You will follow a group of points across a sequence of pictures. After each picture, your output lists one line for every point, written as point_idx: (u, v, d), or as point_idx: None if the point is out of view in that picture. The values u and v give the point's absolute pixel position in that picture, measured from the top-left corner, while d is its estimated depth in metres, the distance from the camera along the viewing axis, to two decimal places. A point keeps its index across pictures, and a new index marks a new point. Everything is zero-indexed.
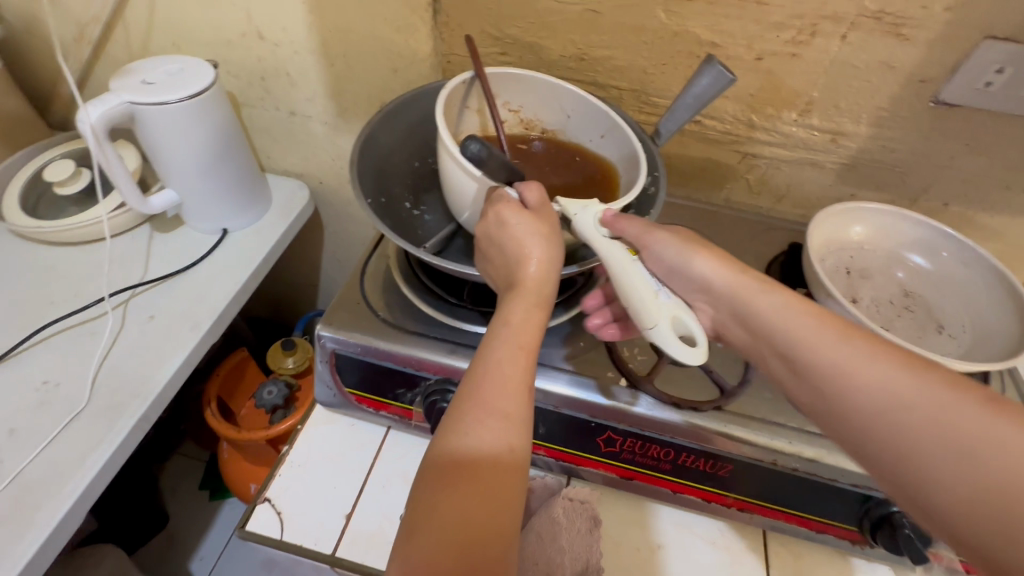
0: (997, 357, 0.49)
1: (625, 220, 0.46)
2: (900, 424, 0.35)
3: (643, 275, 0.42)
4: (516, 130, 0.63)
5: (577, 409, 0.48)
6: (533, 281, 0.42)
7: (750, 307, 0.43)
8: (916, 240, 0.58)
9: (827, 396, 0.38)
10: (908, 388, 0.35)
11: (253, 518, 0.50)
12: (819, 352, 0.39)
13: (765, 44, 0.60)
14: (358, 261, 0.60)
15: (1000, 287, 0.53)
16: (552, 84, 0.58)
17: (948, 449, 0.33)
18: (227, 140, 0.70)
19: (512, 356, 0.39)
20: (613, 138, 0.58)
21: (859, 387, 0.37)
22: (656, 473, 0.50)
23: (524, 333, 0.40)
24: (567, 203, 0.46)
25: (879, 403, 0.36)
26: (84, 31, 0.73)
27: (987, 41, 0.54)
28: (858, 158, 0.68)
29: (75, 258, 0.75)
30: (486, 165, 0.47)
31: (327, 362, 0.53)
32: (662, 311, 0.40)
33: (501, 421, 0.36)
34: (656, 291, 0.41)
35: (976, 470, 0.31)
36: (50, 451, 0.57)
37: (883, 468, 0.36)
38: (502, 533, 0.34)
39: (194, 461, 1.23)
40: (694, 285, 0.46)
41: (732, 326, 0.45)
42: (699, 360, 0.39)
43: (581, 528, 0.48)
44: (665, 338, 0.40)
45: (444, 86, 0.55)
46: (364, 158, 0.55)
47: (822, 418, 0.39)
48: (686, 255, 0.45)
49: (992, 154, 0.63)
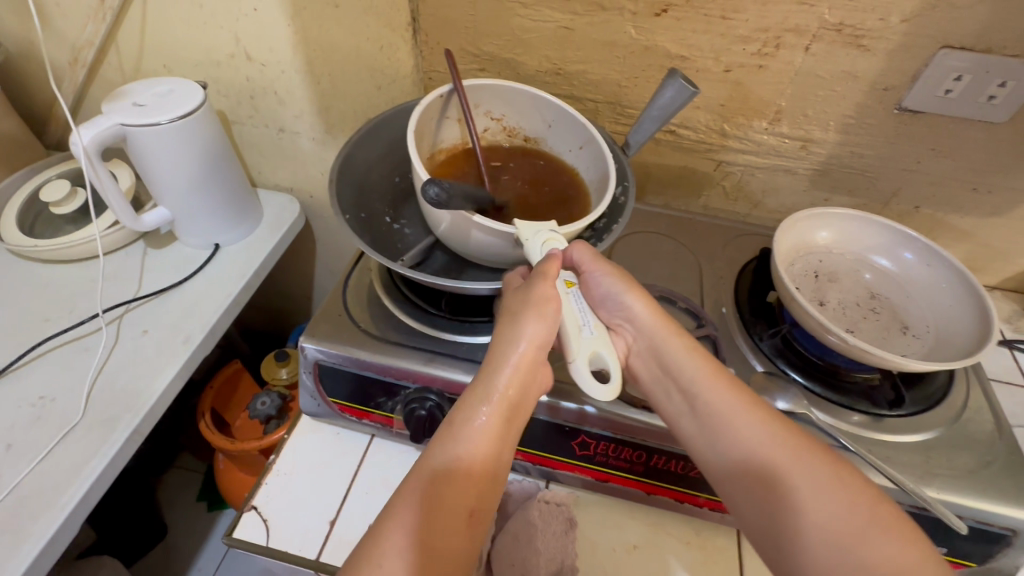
0: (959, 357, 0.50)
1: (579, 246, 0.49)
2: (768, 467, 0.41)
3: (575, 309, 0.45)
4: (498, 137, 0.65)
5: (545, 412, 0.50)
6: (509, 391, 0.43)
7: (664, 347, 0.47)
8: (880, 244, 0.60)
9: (710, 437, 0.44)
10: (769, 436, 0.42)
11: (240, 526, 0.51)
12: (711, 401, 0.44)
13: (732, 57, 0.62)
14: (342, 273, 0.62)
15: (963, 288, 0.54)
16: (531, 93, 0.60)
17: (796, 491, 0.39)
18: (216, 157, 0.72)
19: (462, 471, 0.41)
20: (590, 150, 0.60)
21: (735, 430, 0.43)
22: (631, 475, 0.51)
23: (485, 450, 0.41)
24: (523, 227, 0.49)
25: (752, 448, 0.42)
26: (78, 55, 0.75)
27: (944, 50, 0.56)
28: (828, 163, 0.70)
29: (72, 276, 0.77)
30: (448, 205, 0.47)
31: (311, 373, 0.55)
32: (581, 345, 0.43)
33: (441, 539, 0.38)
34: (581, 327, 0.44)
35: (818, 510, 0.38)
36: (45, 465, 0.59)
37: (746, 504, 0.41)
38: (474, 537, 0.40)
39: (193, 472, 1.24)
40: (619, 315, 0.49)
41: (643, 361, 0.48)
42: (606, 396, 0.41)
43: (556, 530, 0.51)
44: (579, 371, 0.43)
45: (421, 101, 0.56)
46: (343, 175, 0.57)
47: (706, 458, 0.44)
48: (621, 291, 0.48)
49: (957, 157, 0.65)
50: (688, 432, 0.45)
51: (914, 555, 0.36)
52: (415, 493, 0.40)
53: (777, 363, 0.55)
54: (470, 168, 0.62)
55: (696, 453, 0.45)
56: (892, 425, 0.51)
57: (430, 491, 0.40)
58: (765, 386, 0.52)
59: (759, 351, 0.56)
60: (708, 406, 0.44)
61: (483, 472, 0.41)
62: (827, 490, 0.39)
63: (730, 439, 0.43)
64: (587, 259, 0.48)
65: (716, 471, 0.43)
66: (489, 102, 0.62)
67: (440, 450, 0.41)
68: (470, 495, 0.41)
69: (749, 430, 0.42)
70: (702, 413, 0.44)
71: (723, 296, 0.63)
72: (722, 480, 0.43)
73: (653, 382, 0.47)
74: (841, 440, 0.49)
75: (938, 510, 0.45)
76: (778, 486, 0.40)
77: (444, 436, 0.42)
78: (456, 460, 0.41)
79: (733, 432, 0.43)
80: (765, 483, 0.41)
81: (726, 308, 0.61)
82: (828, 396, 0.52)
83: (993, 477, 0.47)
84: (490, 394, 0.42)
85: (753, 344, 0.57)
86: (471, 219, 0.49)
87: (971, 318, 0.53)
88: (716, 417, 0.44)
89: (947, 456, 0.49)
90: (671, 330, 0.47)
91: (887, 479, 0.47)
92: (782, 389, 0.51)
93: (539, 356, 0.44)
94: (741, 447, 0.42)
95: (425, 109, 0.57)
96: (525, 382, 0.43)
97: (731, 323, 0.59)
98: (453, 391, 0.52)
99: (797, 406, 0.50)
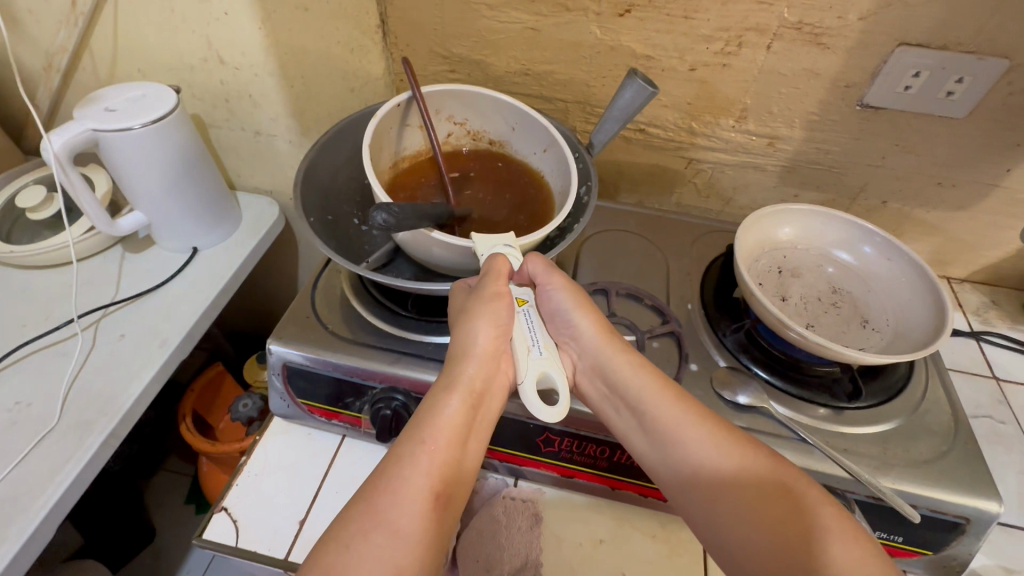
0: (913, 349, 0.51)
1: (534, 258, 0.50)
2: (718, 477, 0.42)
3: (524, 329, 0.45)
4: (462, 141, 0.66)
5: (514, 410, 0.50)
6: (472, 379, 0.45)
7: (608, 364, 0.48)
8: (842, 238, 0.61)
9: (663, 453, 0.44)
10: (718, 450, 0.43)
11: (209, 527, 0.52)
12: (659, 416, 0.45)
13: (697, 56, 0.63)
14: (312, 274, 0.63)
15: (920, 281, 0.55)
16: (493, 97, 0.61)
17: (746, 504, 0.41)
18: (190, 161, 0.72)
19: (431, 456, 0.42)
20: (553, 153, 0.61)
21: (685, 448, 0.44)
22: (595, 470, 0.52)
23: (447, 446, 0.42)
24: (479, 241, 0.50)
25: (702, 461, 0.43)
26: (53, 60, 0.72)
27: (901, 47, 0.57)
28: (795, 160, 0.70)
29: (48, 281, 0.77)
30: (399, 228, 0.48)
31: (280, 376, 0.56)
32: (529, 366, 0.43)
33: (410, 522, 0.39)
34: (530, 347, 0.44)
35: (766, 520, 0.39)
36: (18, 471, 0.58)
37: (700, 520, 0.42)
38: (442, 533, 0.40)
39: (181, 475, 1.25)
40: (567, 332, 0.51)
41: (589, 379, 0.49)
42: (552, 418, 0.41)
43: (522, 526, 0.52)
44: (527, 392, 0.43)
45: (377, 113, 0.58)
46: (309, 180, 0.58)
47: (661, 473, 0.45)
48: (570, 308, 0.50)
49: (920, 152, 0.66)
50: (641, 449, 0.46)
51: (857, 552, 0.37)
52: (384, 480, 0.41)
53: (740, 357, 0.56)
54: (434, 175, 0.64)
55: (653, 471, 0.45)
56: (851, 417, 0.52)
57: (399, 477, 0.41)
58: (727, 380, 0.53)
59: (723, 347, 0.57)
60: (657, 421, 0.45)
61: (450, 457, 0.42)
62: (774, 500, 0.40)
63: (681, 452, 0.44)
64: (541, 270, 0.50)
65: (670, 485, 0.44)
66: (451, 107, 0.63)
67: (407, 439, 0.42)
68: (438, 479, 0.41)
69: (699, 443, 0.43)
70: (652, 428, 0.45)
71: (689, 292, 0.64)
72: (678, 496, 0.44)
73: (601, 400, 0.48)
74: (799, 433, 0.50)
75: (892, 500, 0.46)
76: (727, 500, 0.41)
77: (411, 426, 0.43)
78: (425, 445, 0.42)
79: (684, 446, 0.44)
80: (717, 497, 0.42)
81: (691, 304, 0.62)
82: (789, 389, 0.53)
83: (948, 467, 0.48)
84: (453, 382, 0.45)
85: (717, 340, 0.58)
86: (429, 236, 0.50)
87: (928, 309, 0.54)
88: (666, 432, 0.44)
89: (904, 447, 0.50)
90: (619, 345, 0.49)
91: (843, 470, 0.48)
92: (743, 384, 0.52)
93: (498, 348, 0.46)
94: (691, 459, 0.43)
95: (382, 120, 0.58)
96: (488, 372, 0.46)
97: (696, 319, 0.60)
98: (419, 391, 0.53)
99: (757, 399, 0.51)
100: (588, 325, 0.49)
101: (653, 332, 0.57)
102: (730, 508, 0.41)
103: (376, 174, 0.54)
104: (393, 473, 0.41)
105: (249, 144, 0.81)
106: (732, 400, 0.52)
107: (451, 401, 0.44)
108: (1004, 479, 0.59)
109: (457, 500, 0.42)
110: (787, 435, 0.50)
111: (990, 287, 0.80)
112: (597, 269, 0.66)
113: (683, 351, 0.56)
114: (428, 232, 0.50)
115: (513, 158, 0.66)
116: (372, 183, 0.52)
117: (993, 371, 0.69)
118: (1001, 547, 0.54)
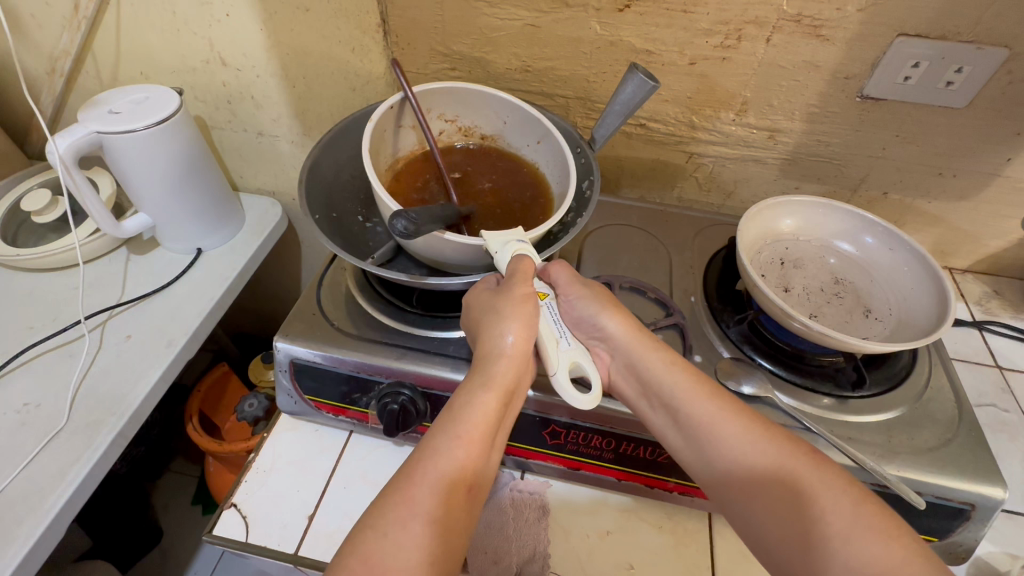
0: (917, 336, 0.52)
1: (559, 267, 0.52)
2: (751, 472, 0.42)
3: (550, 322, 0.46)
4: (454, 138, 0.67)
5: (521, 404, 0.51)
6: (505, 375, 0.45)
7: (642, 364, 0.48)
8: (844, 229, 0.61)
9: (698, 450, 0.45)
10: (755, 445, 0.43)
11: (220, 523, 0.52)
12: (700, 416, 0.45)
13: (696, 50, 0.63)
14: (316, 271, 0.63)
15: (916, 261, 0.56)
16: (484, 93, 0.62)
17: (780, 500, 0.40)
18: (194, 159, 0.72)
19: (465, 450, 0.42)
20: (547, 144, 0.62)
21: (721, 441, 0.44)
22: (600, 462, 0.53)
23: (478, 440, 0.42)
24: (490, 237, 0.49)
25: (734, 456, 0.43)
26: (56, 65, 0.73)
27: (900, 38, 0.57)
28: (796, 152, 0.71)
29: (55, 284, 0.77)
30: (418, 233, 0.48)
31: (287, 373, 0.56)
32: (561, 357, 0.44)
33: (442, 510, 0.39)
34: (558, 339, 0.45)
35: (799, 515, 0.39)
36: (29, 471, 0.59)
37: (733, 507, 0.43)
38: (466, 522, 0.41)
39: (189, 476, 1.25)
40: (596, 335, 0.51)
41: (624, 378, 0.49)
42: (587, 405, 0.43)
43: (529, 518, 0.53)
44: (561, 383, 0.44)
45: (373, 115, 0.58)
46: (312, 180, 0.58)
47: (699, 469, 0.45)
48: (595, 313, 0.50)
49: (921, 143, 0.66)
50: (677, 446, 0.46)
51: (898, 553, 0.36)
52: (417, 471, 0.40)
53: (744, 348, 0.56)
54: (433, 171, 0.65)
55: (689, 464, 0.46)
56: (856, 406, 0.52)
57: (431, 468, 0.41)
58: (731, 371, 0.53)
59: (727, 338, 0.57)
60: (696, 420, 0.45)
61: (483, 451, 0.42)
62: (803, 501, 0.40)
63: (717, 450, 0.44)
64: (566, 281, 0.51)
65: (707, 478, 0.45)
66: (440, 106, 0.64)
67: (440, 431, 0.42)
68: (468, 474, 0.41)
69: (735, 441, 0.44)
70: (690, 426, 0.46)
71: (692, 285, 0.64)
72: (710, 484, 0.45)
73: (636, 396, 0.48)
74: (803, 422, 0.50)
75: (897, 486, 0.46)
76: (766, 496, 0.41)
77: (444, 420, 0.43)
78: (457, 439, 0.42)
79: (721, 443, 0.44)
80: (752, 493, 0.42)
81: (694, 297, 0.63)
82: (792, 378, 0.53)
83: (956, 454, 0.49)
84: (487, 379, 0.44)
85: (720, 332, 0.58)
86: (443, 238, 0.51)
87: (929, 293, 0.54)
88: (706, 430, 0.45)
89: (908, 435, 0.50)
90: (654, 344, 0.49)
91: (848, 458, 0.48)
92: (747, 374, 0.53)
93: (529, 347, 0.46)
94: (726, 455, 0.44)
95: (377, 123, 0.58)
96: (520, 369, 0.46)
97: (699, 311, 0.61)
98: (425, 384, 0.53)
99: (762, 389, 0.52)
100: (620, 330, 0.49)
101: (657, 325, 0.57)
102: (767, 504, 0.41)
103: (378, 175, 0.54)
104: (425, 463, 0.41)
105: (251, 146, 0.81)
106: (737, 390, 0.52)
107: (484, 396, 0.44)
108: (1008, 467, 0.59)
109: (481, 493, 0.43)
110: (791, 425, 0.50)
111: (992, 277, 0.80)
112: (601, 262, 0.66)
113: (688, 343, 0.56)
114: (439, 233, 0.51)
115: (503, 149, 0.67)
116: (375, 185, 0.52)
117: (995, 360, 0.70)
118: (1006, 534, 0.54)
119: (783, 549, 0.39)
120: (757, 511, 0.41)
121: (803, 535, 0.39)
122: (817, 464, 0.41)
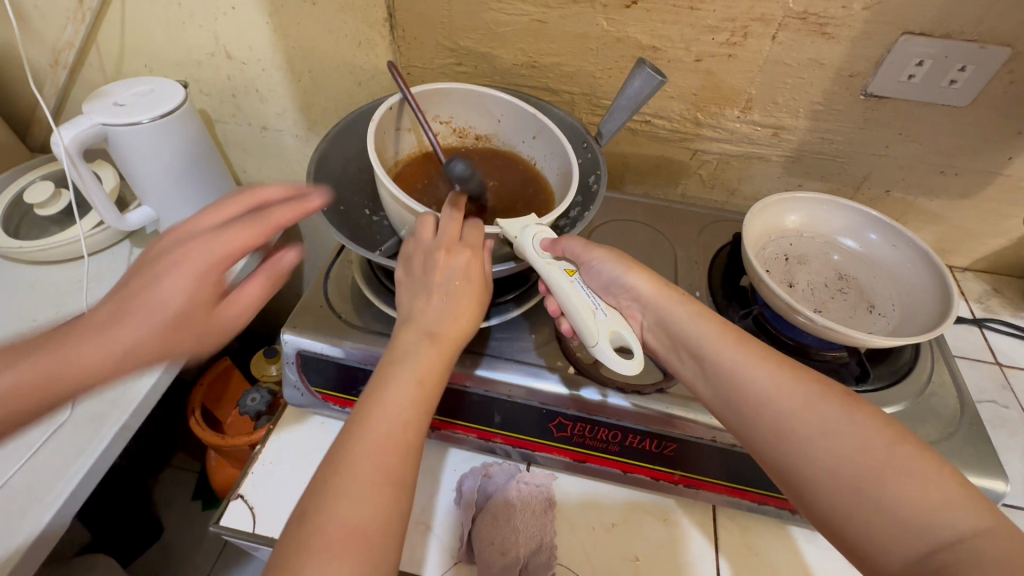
0: (924, 328, 0.52)
1: (571, 238, 0.49)
2: (778, 416, 0.40)
3: (584, 296, 0.46)
4: (450, 140, 0.67)
5: (525, 396, 0.52)
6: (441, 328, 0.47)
7: (671, 318, 0.47)
8: (849, 226, 0.62)
9: (725, 398, 0.44)
10: (783, 389, 0.41)
11: (227, 514, 0.53)
12: (729, 364, 0.44)
13: (703, 47, 0.63)
14: (323, 266, 0.64)
15: (912, 251, 0.58)
16: (477, 92, 0.63)
17: (813, 440, 0.39)
18: (198, 152, 0.72)
19: (405, 394, 0.43)
20: (544, 139, 0.63)
21: (751, 385, 0.42)
22: (606, 455, 0.53)
23: (415, 386, 0.44)
24: (508, 225, 0.49)
25: (762, 399, 0.41)
26: (59, 57, 0.73)
27: (905, 36, 0.57)
28: (800, 150, 0.71)
29: (58, 277, 0.77)
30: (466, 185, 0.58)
31: (294, 365, 0.56)
32: (601, 328, 0.45)
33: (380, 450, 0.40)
34: (595, 311, 0.45)
35: (833, 458, 0.38)
36: (33, 464, 0.58)
37: (762, 450, 0.41)
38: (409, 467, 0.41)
39: (189, 472, 1.25)
40: (625, 296, 0.50)
41: (656, 335, 0.49)
42: (634, 370, 0.43)
43: (536, 510, 0.53)
44: (603, 351, 0.44)
45: (373, 117, 0.58)
46: (320, 172, 0.59)
47: (726, 415, 0.44)
48: (621, 273, 0.49)
49: (924, 141, 0.66)
50: (705, 395, 0.45)
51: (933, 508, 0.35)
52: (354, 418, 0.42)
53: None
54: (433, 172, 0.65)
55: (718, 412, 0.44)
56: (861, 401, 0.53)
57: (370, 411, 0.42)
58: None
59: None
60: (727, 368, 0.44)
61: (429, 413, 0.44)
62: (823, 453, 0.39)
63: (744, 396, 0.42)
64: (582, 248, 0.49)
65: (736, 423, 0.43)
66: (436, 107, 0.64)
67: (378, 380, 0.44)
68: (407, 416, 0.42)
69: (766, 386, 0.41)
70: (720, 373, 0.44)
71: (697, 280, 0.65)
72: (737, 428, 0.43)
73: (665, 350, 0.49)
74: None
75: None
76: (797, 437, 0.39)
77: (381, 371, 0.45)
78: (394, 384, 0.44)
79: (749, 388, 0.42)
80: (785, 436, 0.40)
81: (699, 292, 0.63)
82: None
83: (957, 447, 0.49)
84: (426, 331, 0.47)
85: None
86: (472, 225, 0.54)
87: (933, 288, 0.55)
88: (733, 378, 0.43)
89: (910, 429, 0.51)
90: (679, 298, 0.48)
91: None
92: None
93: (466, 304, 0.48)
94: (754, 400, 0.42)
95: (378, 124, 0.58)
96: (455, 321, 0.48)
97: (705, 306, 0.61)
98: None
99: None
100: (648, 288, 0.49)
101: None
102: (806, 443, 0.39)
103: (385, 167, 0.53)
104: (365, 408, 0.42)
105: (255, 140, 0.81)
106: None
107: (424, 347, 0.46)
108: (1009, 462, 0.60)
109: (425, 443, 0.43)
110: None
111: (992, 275, 0.81)
112: None
113: None
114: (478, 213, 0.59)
115: (499, 148, 0.67)
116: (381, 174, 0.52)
117: (995, 357, 0.70)
118: None
119: (822, 488, 0.38)
120: (802, 436, 0.39)
121: (840, 475, 0.37)
122: (853, 405, 0.39)
